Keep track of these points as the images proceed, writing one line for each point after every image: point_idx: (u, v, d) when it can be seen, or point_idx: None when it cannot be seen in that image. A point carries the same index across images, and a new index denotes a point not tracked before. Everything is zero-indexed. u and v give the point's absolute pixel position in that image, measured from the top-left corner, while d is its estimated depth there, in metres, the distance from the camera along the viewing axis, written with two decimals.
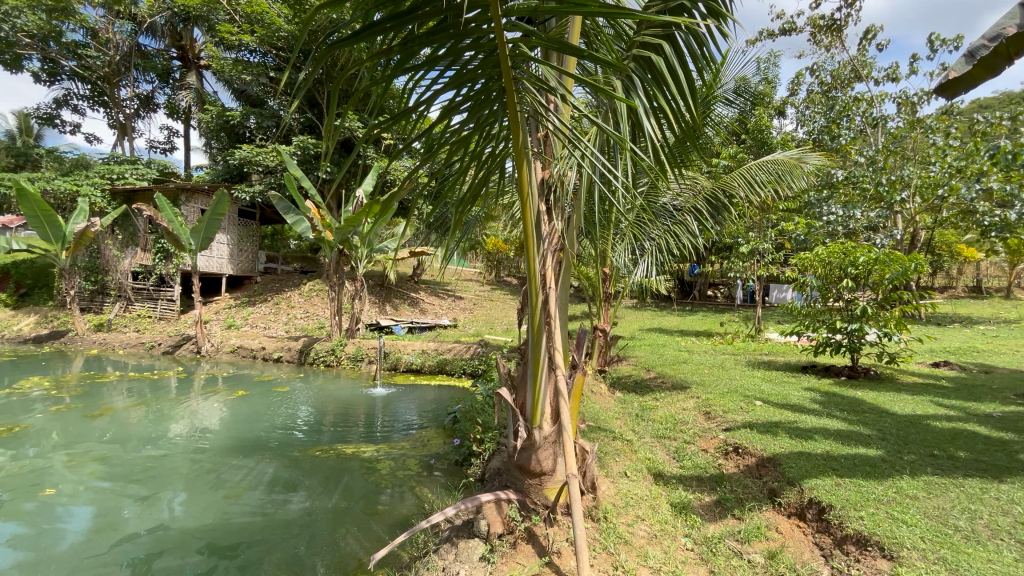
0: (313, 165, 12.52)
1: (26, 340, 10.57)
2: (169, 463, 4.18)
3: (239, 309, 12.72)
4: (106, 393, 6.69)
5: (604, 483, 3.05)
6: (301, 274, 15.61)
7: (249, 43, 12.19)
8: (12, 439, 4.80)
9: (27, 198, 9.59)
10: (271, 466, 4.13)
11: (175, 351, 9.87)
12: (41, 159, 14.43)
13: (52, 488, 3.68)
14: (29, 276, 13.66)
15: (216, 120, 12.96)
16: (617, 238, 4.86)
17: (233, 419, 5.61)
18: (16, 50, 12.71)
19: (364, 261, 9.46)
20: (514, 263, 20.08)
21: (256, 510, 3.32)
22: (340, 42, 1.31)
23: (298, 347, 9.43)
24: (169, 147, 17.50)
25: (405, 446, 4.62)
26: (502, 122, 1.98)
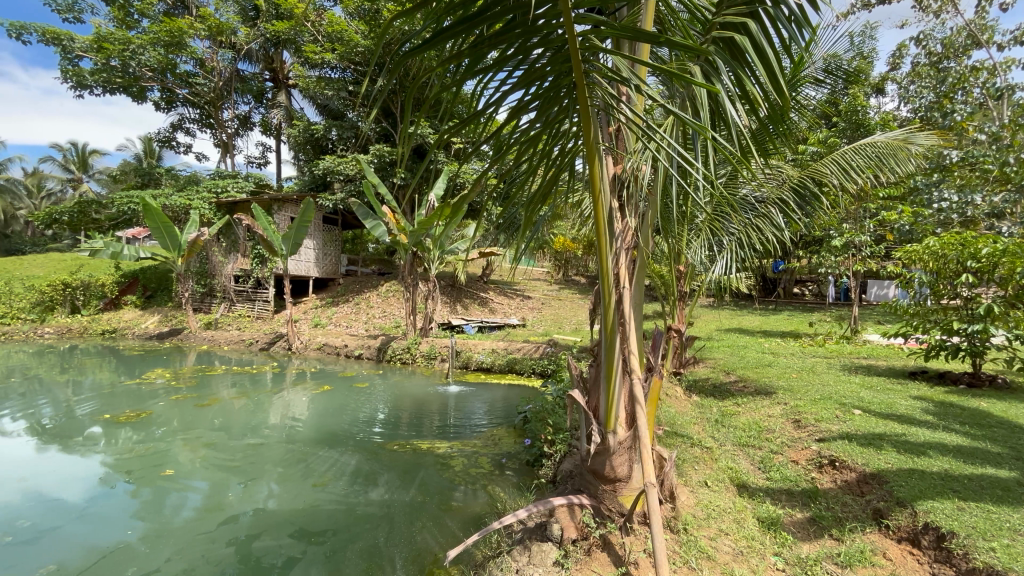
0: (389, 172, 13.18)
1: (151, 337, 12.07)
2: (265, 452, 4.58)
3: (324, 309, 13.68)
4: (214, 384, 7.47)
5: (683, 492, 2.90)
6: (378, 275, 16.49)
7: (331, 60, 13.07)
8: (141, 423, 5.50)
9: (151, 212, 10.94)
10: (354, 458, 4.37)
11: (270, 348, 10.81)
12: (162, 177, 16.40)
13: (170, 469, 4.15)
14: (153, 280, 15.61)
15: (302, 134, 14.01)
16: (693, 233, 4.60)
17: (319, 412, 6.02)
18: (141, 83, 14.53)
19: (436, 262, 9.78)
20: (582, 262, 19.83)
21: (341, 499, 3.53)
22: (412, 51, 1.33)
23: (377, 345, 9.94)
24: (263, 162, 19.16)
25: (477, 444, 4.70)
26: (572, 120, 1.93)
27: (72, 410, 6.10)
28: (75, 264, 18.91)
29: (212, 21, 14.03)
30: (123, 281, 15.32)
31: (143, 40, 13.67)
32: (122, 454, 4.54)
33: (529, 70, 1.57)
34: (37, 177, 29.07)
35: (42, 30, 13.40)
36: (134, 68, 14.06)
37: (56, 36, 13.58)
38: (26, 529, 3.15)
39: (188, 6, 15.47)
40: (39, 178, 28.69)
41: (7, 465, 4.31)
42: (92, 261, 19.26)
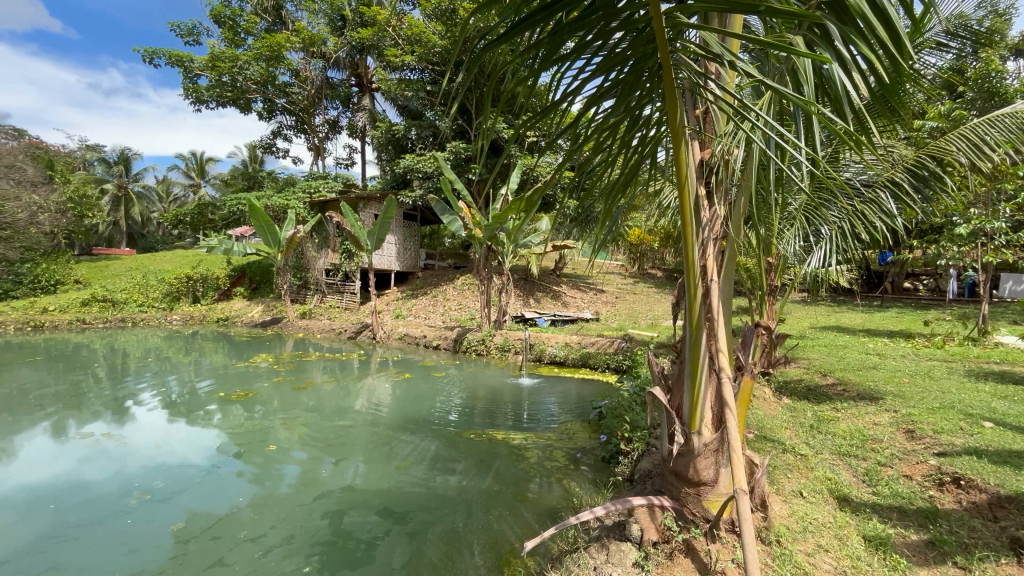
0: (464, 168, 13.51)
1: (257, 325, 13.41)
2: (354, 433, 4.91)
3: (405, 301, 14.38)
4: (309, 369, 8.15)
5: (775, 501, 2.69)
6: (454, 269, 17.01)
7: (410, 62, 13.62)
8: (249, 401, 6.15)
9: (256, 212, 12.12)
10: (433, 444, 4.56)
11: (357, 336, 11.57)
12: (264, 180, 18.08)
13: (273, 444, 4.59)
14: (258, 274, 17.30)
15: (384, 135, 14.75)
16: (785, 222, 4.24)
17: (400, 399, 6.36)
18: (247, 95, 16.11)
19: (510, 256, 9.87)
20: (659, 255, 19.08)
21: (421, 482, 3.71)
22: (491, 44, 1.33)
23: (453, 336, 10.28)
24: (350, 162, 20.44)
25: (552, 437, 4.70)
26: (655, 105, 1.83)
27: (194, 387, 6.97)
28: (196, 259, 21.49)
29: (305, 34, 15.17)
30: (233, 275, 17.13)
31: (249, 56, 15.09)
32: (233, 428, 5.10)
33: (609, 55, 1.51)
34: (165, 183, 33.24)
35: (169, 54, 15.24)
36: (241, 82, 15.57)
37: (179, 59, 15.38)
38: (161, 489, 3.64)
39: (285, 22, 16.82)
40: (167, 184, 32.83)
41: (146, 432, 5.01)
42: (209, 256, 21.77)
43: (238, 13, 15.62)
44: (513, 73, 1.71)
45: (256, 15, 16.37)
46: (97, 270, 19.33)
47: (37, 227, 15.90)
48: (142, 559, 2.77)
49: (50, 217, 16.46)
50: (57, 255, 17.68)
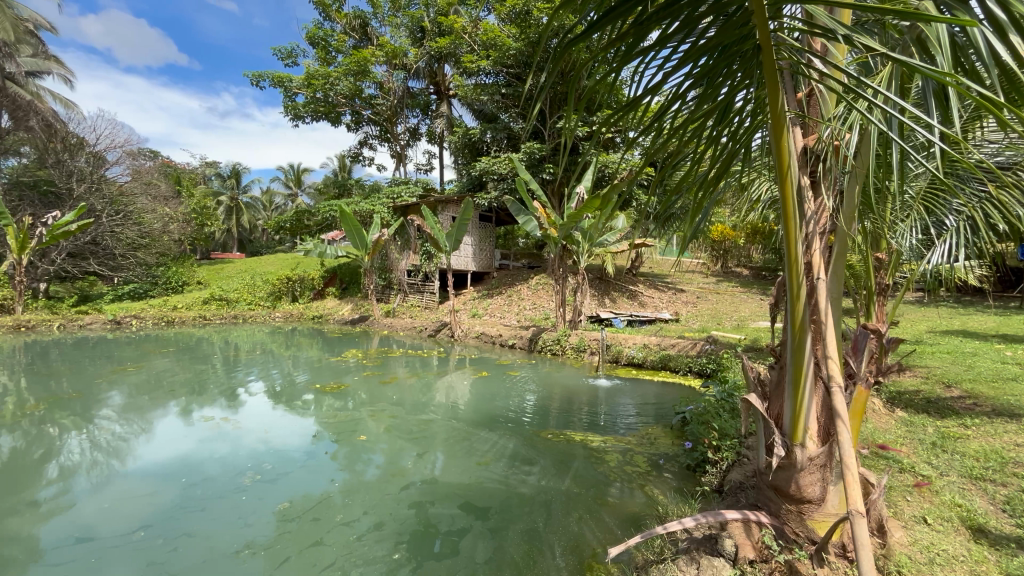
0: (538, 168, 13.55)
1: (346, 322, 14.41)
2: (435, 428, 5.11)
3: (481, 301, 14.71)
4: (392, 364, 8.60)
5: (894, 527, 2.40)
6: (528, 269, 17.11)
7: (486, 66, 13.89)
8: (340, 393, 6.62)
9: (346, 217, 13.03)
10: (512, 442, 4.61)
11: (437, 334, 12.03)
12: (352, 188, 19.38)
13: (363, 435, 4.90)
14: (347, 275, 18.59)
15: (461, 139, 15.18)
16: (899, 214, 3.78)
17: (477, 396, 6.51)
18: (337, 109, 17.35)
19: (585, 255, 9.74)
20: (744, 252, 17.85)
21: (501, 479, 3.76)
22: (571, 42, 1.30)
23: (528, 336, 10.34)
24: (429, 167, 21.30)
25: (632, 441, 4.57)
26: (750, 91, 1.70)
27: (294, 378, 7.62)
28: (294, 262, 23.56)
29: (389, 48, 16.04)
30: (326, 276, 18.57)
31: (338, 73, 16.24)
32: (328, 418, 5.52)
33: (695, 43, 1.42)
34: (268, 194, 36.70)
35: (272, 76, 16.83)
36: (332, 97, 16.83)
37: (280, 80, 16.93)
38: (270, 470, 4.03)
39: (370, 37, 17.87)
40: (270, 195, 36.29)
41: (256, 418, 5.57)
42: (305, 259, 23.77)
43: (329, 33, 16.88)
44: (591, 73, 1.69)
45: (345, 33, 17.58)
46: (215, 273, 21.85)
47: (169, 236, 18.27)
48: (255, 532, 3.08)
49: (178, 227, 18.83)
50: (183, 259, 20.21)
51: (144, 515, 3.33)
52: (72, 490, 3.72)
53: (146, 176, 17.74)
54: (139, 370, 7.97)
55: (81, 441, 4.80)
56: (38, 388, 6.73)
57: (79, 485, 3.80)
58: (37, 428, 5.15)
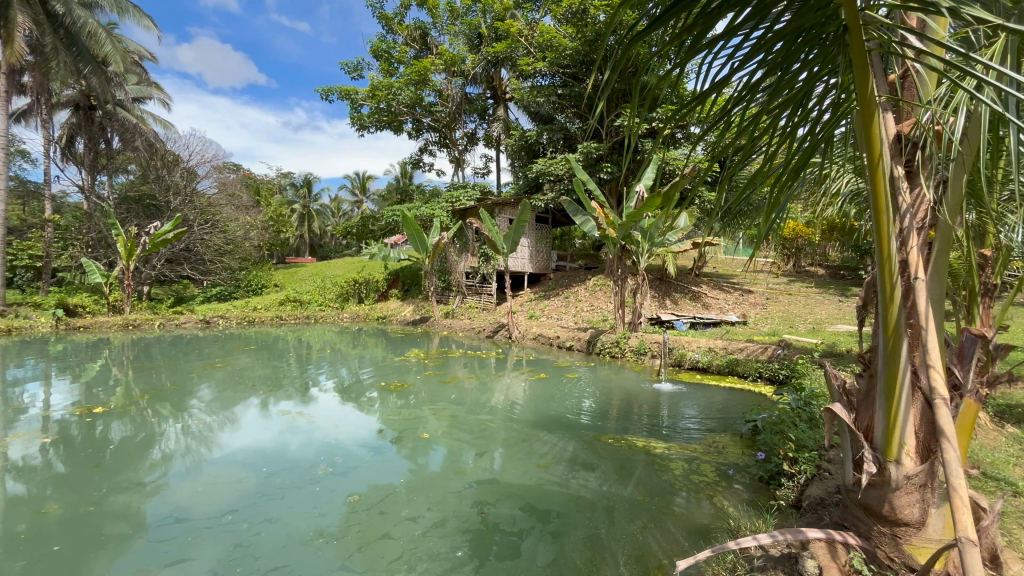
0: (596, 167, 13.36)
1: (408, 323, 14.92)
2: (495, 428, 5.16)
3: (538, 302, 14.73)
4: (452, 365, 8.79)
5: (1010, 559, 2.12)
6: (586, 270, 16.89)
7: (543, 68, 13.91)
8: (403, 392, 6.85)
9: (408, 221, 13.49)
10: (572, 445, 4.56)
11: (494, 335, 12.18)
12: (413, 193, 20.08)
13: (425, 432, 5.04)
14: (409, 278, 19.26)
15: (518, 142, 15.28)
16: (1008, 203, 3.35)
17: (534, 397, 6.50)
18: (400, 117, 18.03)
19: (646, 255, 9.47)
20: (819, 249, 16.63)
21: (562, 482, 3.73)
22: (634, 39, 1.26)
23: (586, 338, 10.19)
24: (486, 171, 21.60)
25: (698, 449, 4.37)
26: (834, 78, 1.57)
27: (360, 376, 7.98)
28: (360, 266, 24.73)
29: (447, 56, 16.47)
30: (389, 279, 19.35)
31: (400, 83, 16.88)
32: (392, 415, 5.72)
33: (766, 31, 1.34)
34: (336, 201, 38.82)
35: (340, 90, 17.78)
36: (395, 106, 17.49)
37: (347, 93, 17.84)
38: (340, 463, 4.24)
39: (430, 47, 18.42)
40: (338, 202, 38.30)
41: (326, 413, 5.88)
42: (370, 262, 24.88)
43: (392, 46, 17.59)
44: (655, 72, 1.64)
45: (406, 45, 18.26)
46: (290, 276, 23.45)
47: (250, 242, 19.80)
48: (327, 521, 3.26)
49: (258, 234, 20.35)
50: (262, 264, 21.83)
51: (231, 500, 3.61)
52: (170, 473, 4.11)
53: (230, 188, 19.34)
54: (225, 366, 8.67)
55: (177, 429, 5.29)
56: (141, 380, 7.49)
57: (174, 470, 4.18)
58: (141, 416, 5.73)
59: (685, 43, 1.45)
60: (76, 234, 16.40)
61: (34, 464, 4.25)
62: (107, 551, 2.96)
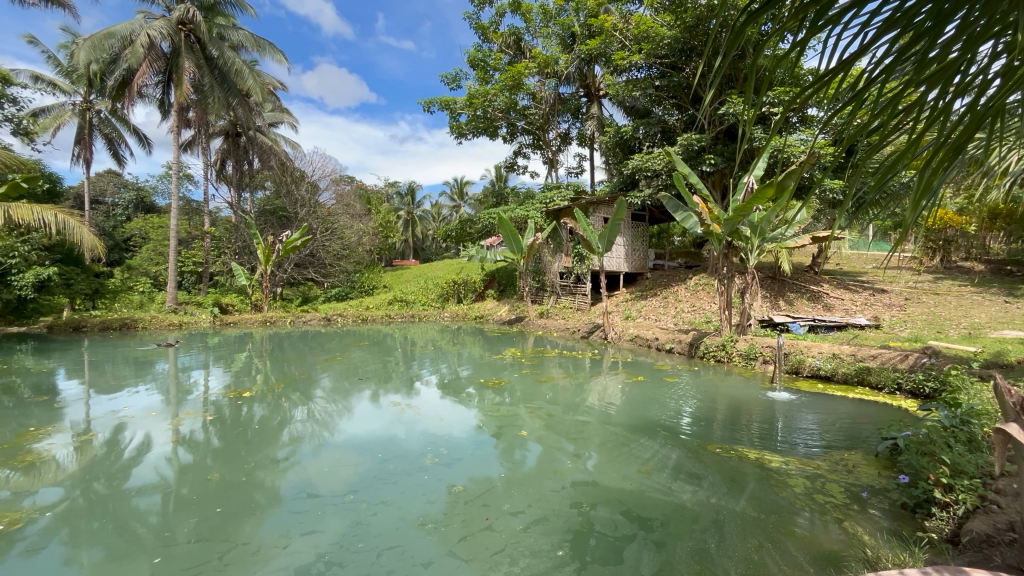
0: (698, 160, 12.59)
1: (504, 323, 15.29)
2: (593, 430, 5.10)
3: (634, 302, 14.30)
4: (547, 364, 8.86)
5: None
6: (686, 269, 15.99)
7: (638, 61, 13.41)
8: (501, 389, 7.05)
9: (504, 223, 13.82)
10: (675, 453, 4.35)
11: (590, 336, 12.04)
12: (508, 196, 20.55)
13: (523, 430, 5.11)
14: (504, 278, 19.76)
15: (613, 139, 14.93)
16: None
17: (631, 400, 6.32)
18: (495, 123, 18.54)
19: (756, 252, 8.71)
20: (976, 241, 14.07)
21: (666, 490, 3.58)
22: (746, 18, 1.19)
23: (688, 340, 9.66)
24: (580, 170, 21.40)
25: (823, 467, 3.92)
26: (1002, 45, 1.32)
27: (460, 373, 8.37)
28: (458, 267, 25.90)
29: (541, 58, 16.57)
30: (486, 279, 20.02)
31: (496, 89, 17.32)
32: (491, 411, 5.92)
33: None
34: (437, 207, 41.04)
35: (440, 101, 18.71)
36: (490, 112, 17.98)
37: (447, 104, 18.68)
38: (445, 454, 4.48)
39: (524, 51, 18.70)
40: (438, 207, 40.35)
41: (430, 406, 6.25)
42: (468, 264, 25.94)
43: (487, 54, 18.14)
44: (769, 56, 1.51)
45: (501, 51, 18.73)
46: (397, 278, 25.28)
47: (362, 247, 21.70)
48: (434, 509, 3.45)
49: (369, 239, 22.22)
50: (373, 267, 23.81)
51: (351, 481, 3.99)
52: (300, 453, 4.65)
53: (346, 199, 21.34)
54: (343, 360, 9.59)
55: (304, 414, 5.97)
56: (276, 370, 8.55)
57: (303, 450, 4.72)
58: (277, 401, 6.54)
59: (807, 18, 1.31)
60: (227, 244, 19.19)
61: (199, 438, 5.05)
62: (254, 516, 3.42)
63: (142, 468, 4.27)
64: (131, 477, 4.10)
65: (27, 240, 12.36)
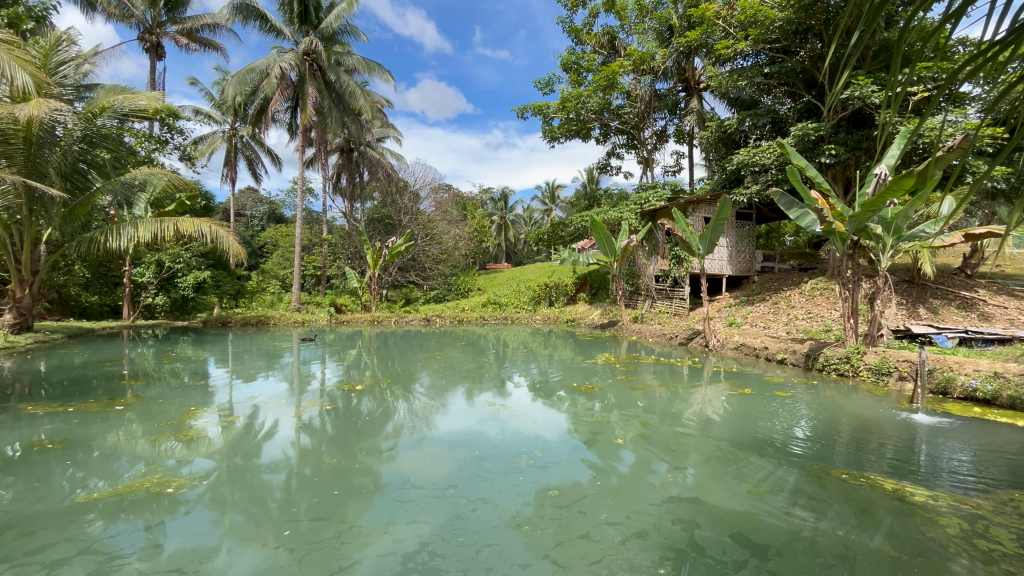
0: (815, 151, 11.37)
1: (597, 327, 15.04)
2: (693, 442, 4.80)
3: (739, 308, 13.27)
4: (642, 371, 8.54)
5: None
6: (801, 271, 14.50)
7: (745, 48, 12.41)
8: (595, 394, 6.93)
9: (596, 226, 13.60)
10: (792, 475, 3.95)
11: (689, 343, 11.38)
12: (601, 198, 20.21)
13: (619, 438, 4.96)
14: (597, 281, 19.45)
15: (716, 133, 14.02)
16: None
17: (734, 413, 5.87)
18: (588, 125, 18.30)
19: (890, 252, 7.65)
20: None
21: (781, 515, 3.27)
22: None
23: (804, 350, 8.74)
24: (678, 168, 20.36)
25: (984, 507, 3.31)
26: None
27: (551, 375, 8.39)
28: (550, 270, 26.07)
29: (636, 55, 16.06)
30: (577, 283, 19.88)
31: (589, 90, 17.07)
32: (584, 417, 5.84)
33: None
34: (529, 211, 41.68)
35: (534, 106, 18.94)
36: (584, 114, 17.76)
37: (540, 109, 18.83)
38: (540, 457, 4.50)
39: (618, 50, 18.31)
40: (530, 212, 41.05)
41: (524, 408, 6.32)
42: (560, 267, 25.98)
43: (581, 56, 17.99)
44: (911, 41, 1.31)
45: (595, 52, 18.50)
46: (491, 281, 26.06)
47: (459, 252, 22.69)
48: (530, 511, 3.48)
49: (465, 244, 23.16)
50: (468, 270, 24.79)
51: (451, 476, 4.16)
52: (402, 444, 4.96)
53: (444, 205, 22.57)
54: (442, 358, 10.08)
55: (404, 408, 6.36)
56: (383, 366, 9.23)
57: (405, 442, 5.03)
58: (383, 395, 7.05)
59: None
60: (341, 250, 21.12)
61: (317, 424, 5.60)
62: (364, 500, 3.72)
63: (272, 449, 4.84)
64: (263, 455, 4.66)
65: (188, 248, 14.85)
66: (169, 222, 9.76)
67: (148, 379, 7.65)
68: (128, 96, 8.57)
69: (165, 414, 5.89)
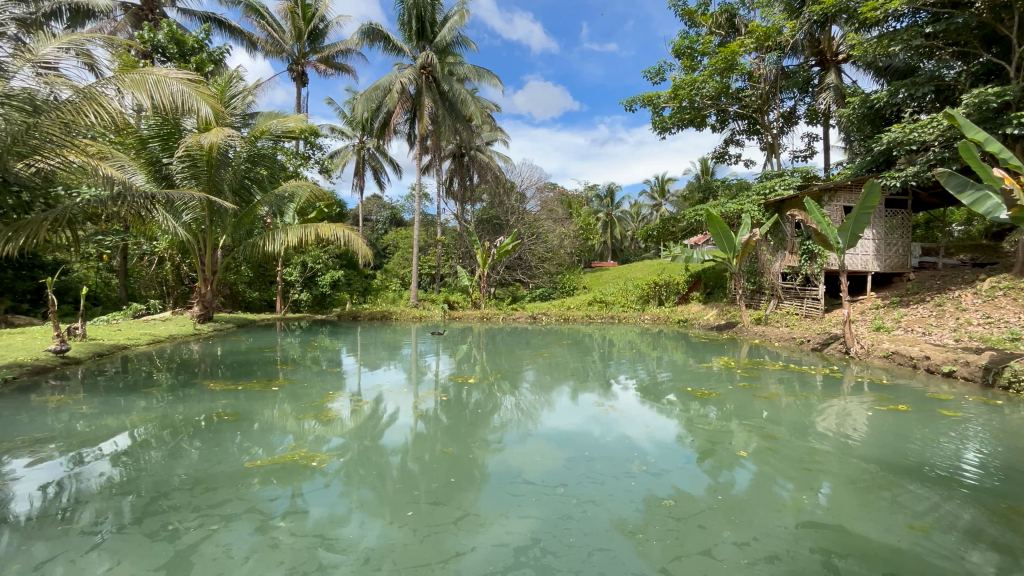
0: (997, 121, 9.35)
1: (713, 328, 13.99)
2: (832, 461, 4.23)
3: (890, 310, 11.44)
4: (766, 378, 7.75)
5: None
6: (975, 267, 12.08)
7: (898, 7, 10.35)
8: (710, 400, 6.45)
9: (713, 220, 12.62)
10: (968, 512, 3.29)
11: (824, 349, 10.07)
12: (717, 190, 18.74)
13: (742, 450, 4.54)
14: (712, 279, 18.13)
15: (859, 110, 12.18)
16: None
17: (883, 432, 5.06)
18: (703, 112, 17.04)
19: None
20: None
21: (954, 559, 2.75)
22: None
23: (981, 362, 7.25)
24: (809, 152, 18.15)
25: None
26: None
27: (660, 378, 8.00)
28: (659, 268, 24.93)
29: (760, 31, 14.58)
30: (690, 281, 18.71)
31: (705, 75, 15.86)
32: (698, 424, 5.46)
33: None
34: (637, 208, 40.29)
35: (642, 98, 18.19)
36: (698, 102, 16.57)
37: (650, 100, 18.02)
38: (652, 463, 4.30)
39: (738, 28, 16.85)
40: (638, 207, 39.70)
41: (632, 410, 6.10)
42: (671, 265, 24.71)
43: (695, 39, 16.79)
44: None
45: (711, 33, 17.21)
46: (597, 279, 25.64)
47: (564, 250, 22.66)
48: (643, 519, 3.34)
49: (570, 242, 23.07)
50: (574, 269, 24.67)
51: (559, 473, 4.16)
52: (509, 438, 5.08)
53: (550, 204, 22.77)
54: (547, 356, 10.15)
55: (511, 403, 6.51)
56: (491, 361, 9.56)
57: (513, 436, 5.14)
58: (491, 389, 7.30)
59: None
60: (454, 250, 22.32)
61: (432, 413, 5.97)
62: (476, 489, 3.87)
63: (394, 433, 5.27)
64: (387, 438, 5.10)
65: (326, 251, 16.79)
66: (311, 227, 11.14)
67: (294, 365, 8.80)
68: (281, 120, 9.97)
69: (308, 396, 6.72)
